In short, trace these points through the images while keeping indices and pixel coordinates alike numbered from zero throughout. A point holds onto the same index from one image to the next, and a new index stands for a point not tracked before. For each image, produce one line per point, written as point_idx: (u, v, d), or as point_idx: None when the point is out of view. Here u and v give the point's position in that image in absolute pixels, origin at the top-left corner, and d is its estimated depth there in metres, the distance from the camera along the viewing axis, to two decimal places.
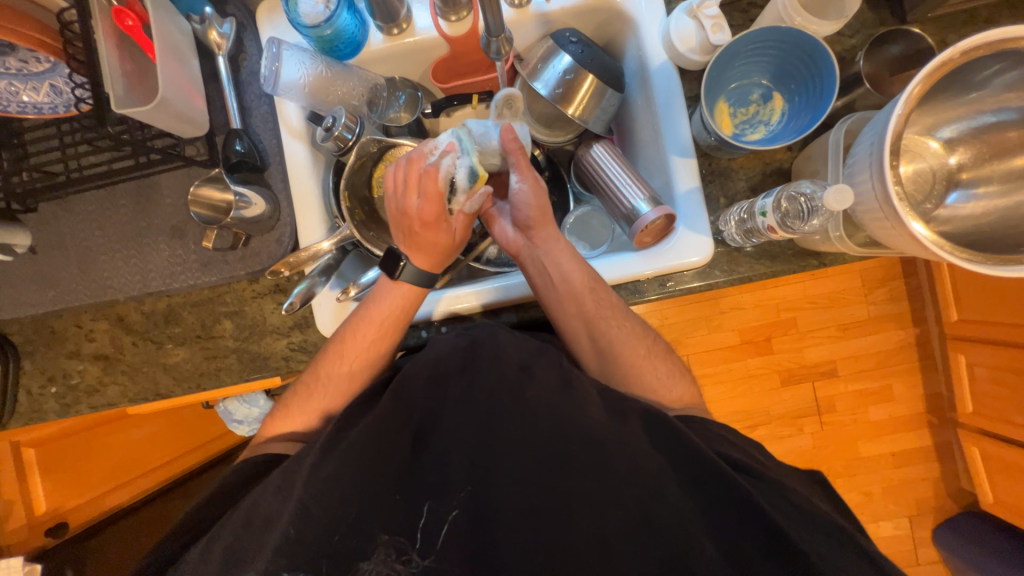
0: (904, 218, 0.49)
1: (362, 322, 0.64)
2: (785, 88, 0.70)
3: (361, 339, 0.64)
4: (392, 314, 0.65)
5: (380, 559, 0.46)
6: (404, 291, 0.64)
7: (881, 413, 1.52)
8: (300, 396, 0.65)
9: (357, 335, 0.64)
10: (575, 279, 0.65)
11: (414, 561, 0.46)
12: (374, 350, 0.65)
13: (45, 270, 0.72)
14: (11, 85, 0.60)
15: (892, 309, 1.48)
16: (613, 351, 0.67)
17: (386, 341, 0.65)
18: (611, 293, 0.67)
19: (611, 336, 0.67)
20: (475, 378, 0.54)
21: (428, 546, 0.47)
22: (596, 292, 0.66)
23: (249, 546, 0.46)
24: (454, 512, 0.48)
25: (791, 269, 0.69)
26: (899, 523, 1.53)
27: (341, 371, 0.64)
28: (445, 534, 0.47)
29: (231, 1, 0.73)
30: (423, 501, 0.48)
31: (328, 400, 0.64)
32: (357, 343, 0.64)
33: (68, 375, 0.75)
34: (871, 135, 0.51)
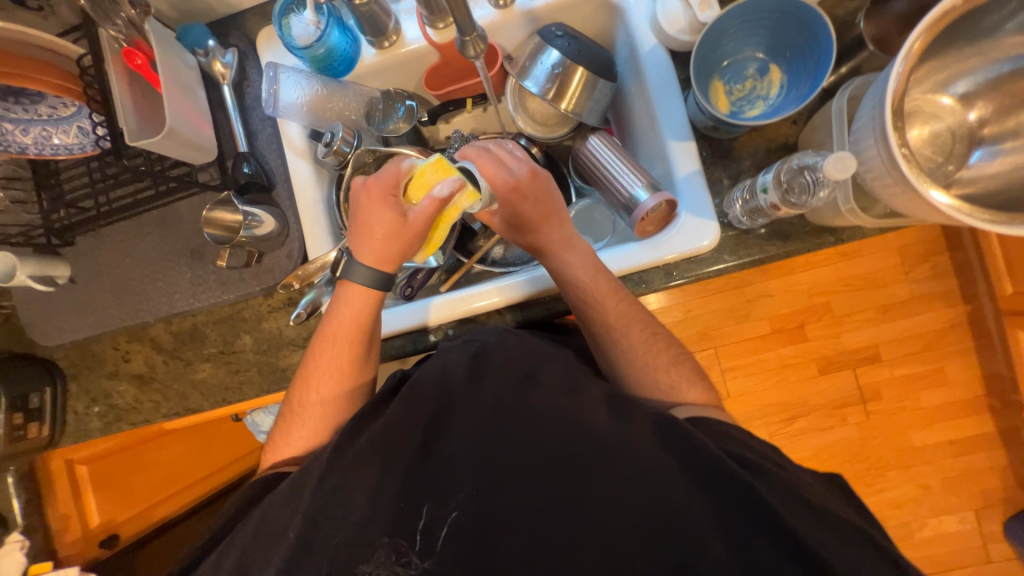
0: (916, 186, 0.46)
1: (329, 339, 0.64)
2: (781, 59, 0.68)
3: (329, 355, 0.64)
4: (352, 326, 0.64)
5: (382, 561, 0.46)
6: (365, 302, 0.64)
7: (933, 398, 1.41)
8: (283, 425, 0.65)
9: (323, 355, 0.64)
10: (585, 278, 0.64)
11: (414, 563, 0.46)
12: (349, 365, 0.64)
13: (83, 298, 0.77)
14: (44, 130, 0.66)
15: (938, 286, 1.38)
16: (621, 345, 0.66)
17: (357, 354, 0.65)
18: (615, 285, 0.66)
19: (621, 327, 0.65)
20: (476, 377, 0.54)
21: (428, 548, 0.47)
22: (600, 285, 0.64)
23: (261, 551, 0.47)
24: (454, 513, 0.48)
25: (806, 247, 0.65)
26: (964, 517, 1.41)
27: (316, 394, 0.64)
28: (445, 536, 0.47)
29: (234, 34, 0.78)
30: (423, 502, 0.48)
31: (311, 424, 0.63)
32: (325, 362, 0.64)
33: (109, 395, 0.80)
34: (871, 100, 0.49)
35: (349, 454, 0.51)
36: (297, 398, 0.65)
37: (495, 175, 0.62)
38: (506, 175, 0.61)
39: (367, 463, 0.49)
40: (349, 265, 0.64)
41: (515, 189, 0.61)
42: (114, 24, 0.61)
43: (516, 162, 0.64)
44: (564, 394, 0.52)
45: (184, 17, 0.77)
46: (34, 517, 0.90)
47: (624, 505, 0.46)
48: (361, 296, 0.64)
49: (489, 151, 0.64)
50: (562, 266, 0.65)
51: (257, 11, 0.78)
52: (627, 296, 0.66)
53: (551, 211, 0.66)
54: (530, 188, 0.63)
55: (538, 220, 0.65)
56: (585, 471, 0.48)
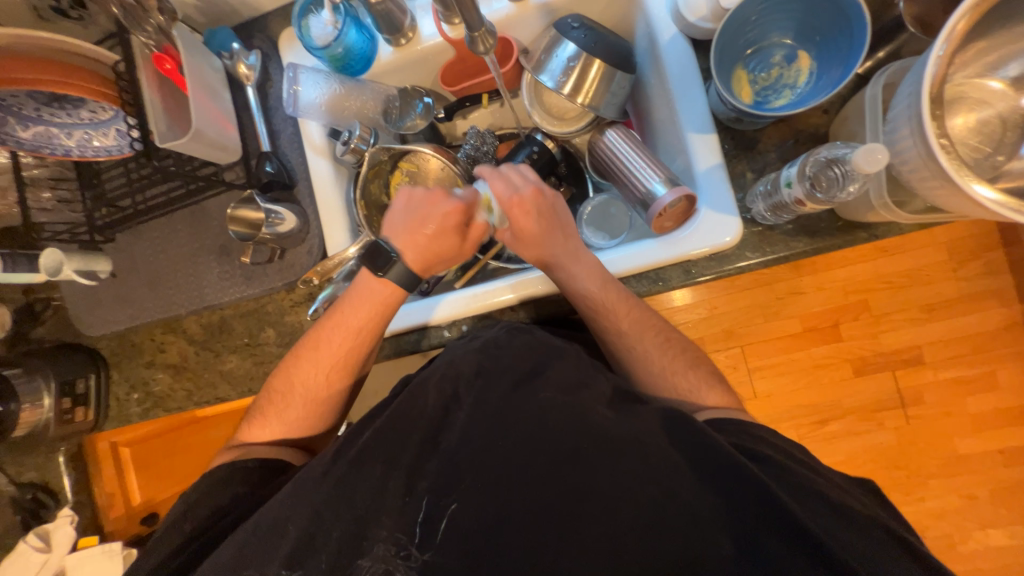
0: (959, 180, 0.43)
1: (336, 324, 0.66)
2: (811, 44, 0.64)
3: (336, 345, 0.66)
4: (364, 315, 0.66)
5: (380, 555, 0.48)
6: (383, 293, 0.66)
7: (981, 403, 1.32)
8: (277, 404, 0.67)
9: (330, 339, 0.66)
10: (592, 291, 0.64)
11: (414, 555, 0.48)
12: (355, 349, 0.67)
13: (123, 291, 0.82)
14: (86, 133, 0.70)
15: (989, 284, 1.28)
16: (636, 344, 0.64)
17: (362, 340, 0.67)
18: (624, 294, 0.65)
19: (636, 334, 0.64)
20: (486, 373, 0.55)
21: (428, 541, 0.48)
22: (608, 296, 0.64)
23: (274, 537, 0.49)
24: (454, 506, 0.48)
25: (835, 244, 0.62)
26: (1013, 531, 1.32)
27: (318, 375, 0.66)
28: (445, 529, 0.48)
29: (258, 36, 0.80)
30: (423, 494, 0.49)
31: (307, 404, 0.67)
32: (334, 346, 0.66)
33: (146, 383, 0.85)
34: (907, 87, 0.46)
35: (362, 445, 0.52)
36: (293, 378, 0.67)
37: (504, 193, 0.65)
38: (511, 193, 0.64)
39: (378, 454, 0.51)
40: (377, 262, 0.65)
41: (517, 205, 0.64)
42: (144, 30, 0.63)
43: (525, 180, 0.66)
44: (574, 392, 0.52)
45: (212, 21, 0.80)
46: (83, 494, 0.96)
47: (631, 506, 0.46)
48: (383, 287, 0.65)
49: (499, 172, 0.67)
50: (568, 278, 0.65)
51: (279, 13, 0.80)
52: (637, 304, 0.65)
53: (554, 225, 0.66)
54: (533, 204, 0.65)
55: (542, 237, 0.65)
56: (593, 470, 0.47)
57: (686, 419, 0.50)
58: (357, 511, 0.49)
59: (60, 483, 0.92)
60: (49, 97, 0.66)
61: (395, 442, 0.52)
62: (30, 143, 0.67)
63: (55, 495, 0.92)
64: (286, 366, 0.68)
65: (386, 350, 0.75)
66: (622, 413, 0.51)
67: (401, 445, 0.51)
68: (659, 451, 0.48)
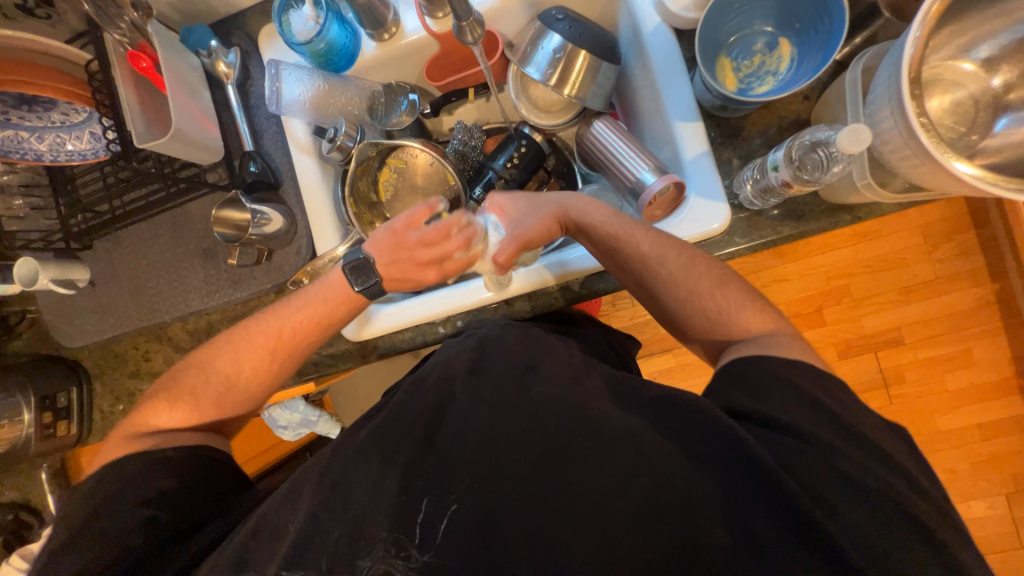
0: (939, 157, 0.45)
1: (299, 308, 0.66)
2: (791, 31, 0.66)
3: (290, 331, 0.66)
4: (329, 307, 0.66)
5: (380, 555, 0.47)
6: (352, 292, 0.66)
7: (960, 380, 1.37)
8: (198, 377, 0.66)
9: (280, 324, 0.66)
10: (613, 227, 0.64)
11: (414, 556, 0.46)
12: (309, 334, 0.67)
13: (103, 299, 0.80)
14: (58, 137, 0.68)
15: (963, 264, 1.33)
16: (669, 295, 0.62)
17: (319, 331, 0.67)
18: (646, 229, 0.63)
19: (667, 274, 0.61)
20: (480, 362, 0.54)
21: (428, 541, 0.47)
22: (628, 229, 0.63)
23: (269, 548, 0.48)
24: (454, 505, 0.47)
25: (820, 227, 0.63)
26: (994, 503, 1.36)
27: (252, 360, 0.66)
28: (445, 529, 0.46)
29: (236, 34, 0.79)
30: (423, 496, 0.48)
31: (226, 384, 0.66)
32: (284, 329, 0.66)
33: (132, 394, 0.83)
34: (887, 68, 0.48)
35: (356, 446, 0.51)
36: (217, 354, 0.66)
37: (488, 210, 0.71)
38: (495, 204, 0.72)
39: (378, 449, 0.51)
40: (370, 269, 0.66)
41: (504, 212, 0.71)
42: (118, 28, 0.62)
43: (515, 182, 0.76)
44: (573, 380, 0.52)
45: (187, 19, 0.78)
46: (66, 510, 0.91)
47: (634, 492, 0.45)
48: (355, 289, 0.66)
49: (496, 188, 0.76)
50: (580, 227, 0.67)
51: (258, 10, 0.78)
52: (661, 236, 0.62)
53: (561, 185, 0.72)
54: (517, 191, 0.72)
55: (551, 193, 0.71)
56: (595, 456, 0.47)
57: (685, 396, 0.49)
58: (354, 512, 0.48)
59: (43, 500, 0.88)
60: (17, 99, 0.64)
61: (394, 436, 0.52)
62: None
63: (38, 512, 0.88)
64: (215, 346, 0.67)
65: (381, 348, 0.74)
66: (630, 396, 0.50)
67: (398, 439, 0.51)
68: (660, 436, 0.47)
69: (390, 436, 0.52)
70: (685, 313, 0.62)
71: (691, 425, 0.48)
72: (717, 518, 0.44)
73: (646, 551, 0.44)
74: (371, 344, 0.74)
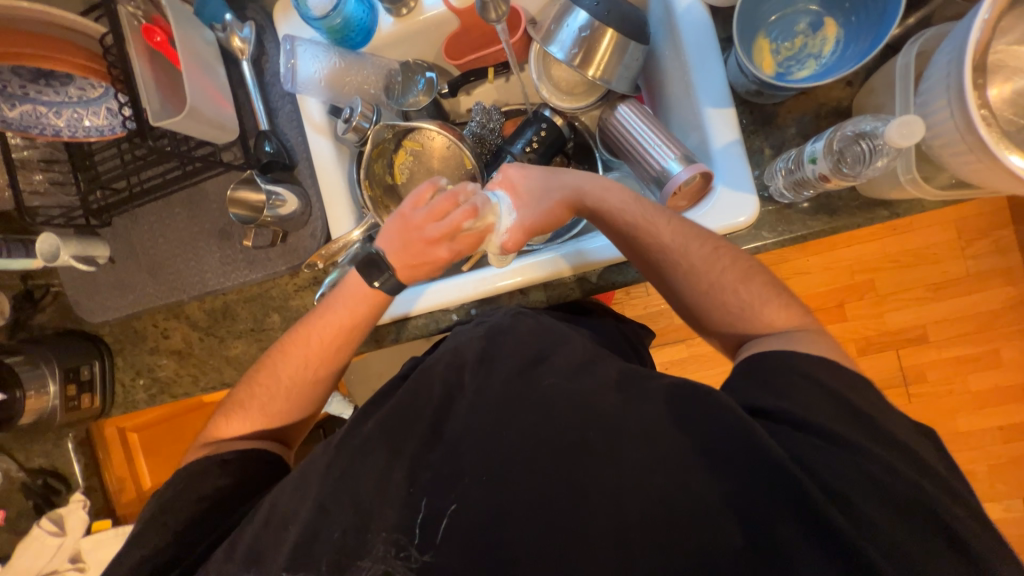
0: (998, 153, 0.41)
1: (320, 318, 0.65)
2: (837, 10, 0.61)
3: (316, 341, 0.64)
4: (344, 317, 0.64)
5: (380, 555, 0.47)
6: (365, 295, 0.64)
7: (985, 381, 1.32)
8: (253, 397, 0.65)
9: (306, 336, 0.65)
10: (656, 223, 0.60)
11: (414, 556, 0.47)
12: (336, 346, 0.65)
13: (123, 277, 0.80)
14: (75, 112, 0.67)
15: (999, 262, 1.27)
16: (697, 280, 0.59)
17: (339, 341, 0.65)
18: (692, 228, 0.60)
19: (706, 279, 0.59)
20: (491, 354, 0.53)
21: (428, 541, 0.47)
22: (672, 228, 0.60)
23: (283, 531, 0.49)
24: (454, 504, 0.47)
25: (855, 223, 0.60)
26: (1010, 506, 1.34)
27: (294, 377, 0.65)
28: (445, 528, 0.47)
29: (251, 7, 0.76)
30: (422, 496, 0.48)
31: (281, 403, 0.65)
32: (312, 341, 0.64)
33: (152, 369, 0.84)
34: (946, 53, 0.44)
35: (368, 434, 0.51)
36: (263, 371, 0.66)
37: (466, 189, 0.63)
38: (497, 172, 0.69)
39: (388, 441, 0.51)
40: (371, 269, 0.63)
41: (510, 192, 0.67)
42: (133, 1, 0.61)
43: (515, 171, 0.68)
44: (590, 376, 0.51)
45: None
46: (95, 478, 0.95)
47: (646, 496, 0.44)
48: (369, 291, 0.64)
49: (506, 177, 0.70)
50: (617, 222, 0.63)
51: None
52: (713, 240, 0.59)
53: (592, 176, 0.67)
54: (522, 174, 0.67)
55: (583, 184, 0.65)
56: (608, 455, 0.46)
57: (707, 394, 0.47)
58: (361, 501, 0.48)
59: (70, 468, 0.91)
60: (35, 74, 0.64)
61: (403, 427, 0.51)
62: (18, 124, 0.64)
63: (66, 479, 0.91)
64: (265, 361, 0.67)
65: (394, 334, 0.74)
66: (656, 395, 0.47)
67: (409, 429, 0.51)
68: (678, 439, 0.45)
69: (401, 425, 0.51)
70: (704, 309, 0.60)
71: (709, 424, 0.46)
72: (733, 523, 0.43)
73: (656, 551, 0.43)
74: (385, 329, 0.74)
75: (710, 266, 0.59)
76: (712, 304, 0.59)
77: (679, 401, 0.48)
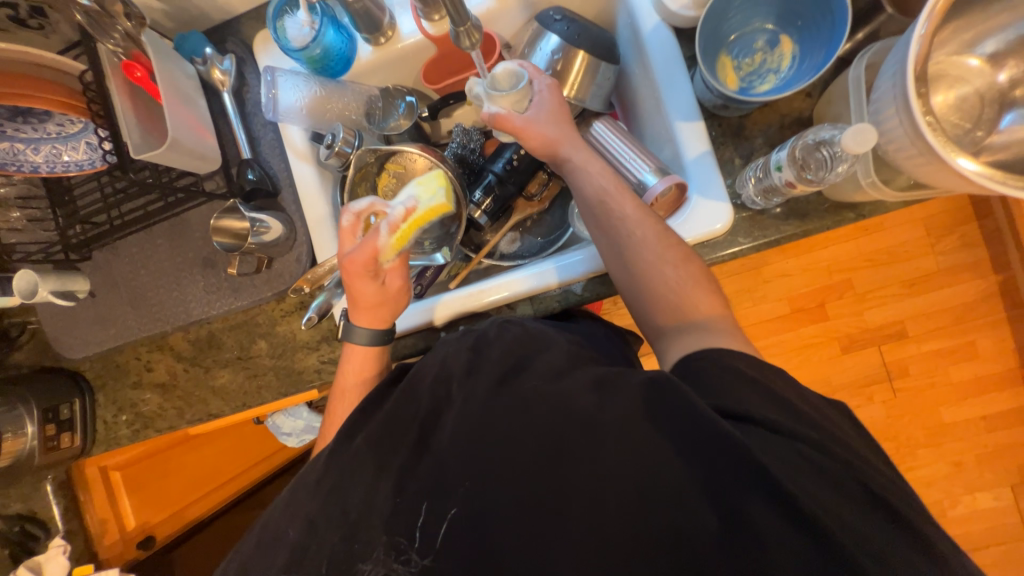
0: (945, 156, 0.44)
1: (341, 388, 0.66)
2: (792, 28, 0.65)
3: (342, 411, 0.64)
4: (357, 376, 0.65)
5: (379, 559, 0.47)
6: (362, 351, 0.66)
7: (965, 372, 1.36)
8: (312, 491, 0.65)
9: (336, 412, 0.65)
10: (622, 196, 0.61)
11: (413, 560, 0.47)
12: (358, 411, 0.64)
13: (104, 310, 0.79)
14: (54, 148, 0.67)
15: (967, 256, 1.32)
16: (645, 272, 0.58)
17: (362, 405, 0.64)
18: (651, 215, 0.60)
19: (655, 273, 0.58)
20: (480, 370, 0.54)
21: (426, 546, 0.47)
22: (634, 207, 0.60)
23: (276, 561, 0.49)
24: (453, 510, 0.47)
25: (825, 226, 0.63)
26: (999, 495, 1.36)
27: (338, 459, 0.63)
28: (445, 533, 0.46)
29: (231, 40, 0.78)
30: (421, 501, 0.48)
31: None
32: (339, 416, 0.64)
33: (135, 404, 0.83)
34: (891, 65, 0.47)
35: (360, 457, 0.51)
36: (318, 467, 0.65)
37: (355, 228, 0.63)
38: (518, 120, 0.63)
39: (376, 456, 0.51)
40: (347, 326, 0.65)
41: (551, 147, 0.65)
42: (112, 38, 0.61)
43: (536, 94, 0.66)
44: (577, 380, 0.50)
45: (181, 26, 0.77)
46: (75, 521, 0.91)
47: (641, 504, 0.43)
48: (359, 349, 0.66)
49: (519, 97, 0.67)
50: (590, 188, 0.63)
51: (252, 15, 0.78)
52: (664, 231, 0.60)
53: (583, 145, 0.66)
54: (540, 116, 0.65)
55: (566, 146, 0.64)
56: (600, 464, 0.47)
57: (677, 392, 0.45)
58: (351, 519, 0.49)
59: (49, 512, 0.87)
60: (12, 111, 0.64)
61: (393, 444, 0.52)
62: None
63: (46, 524, 0.87)
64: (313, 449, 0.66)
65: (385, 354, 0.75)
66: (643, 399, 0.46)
67: (401, 449, 0.51)
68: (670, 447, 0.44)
69: (391, 444, 0.52)
70: (660, 310, 0.58)
71: (681, 423, 0.44)
72: None
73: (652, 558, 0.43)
74: None
75: (653, 260, 0.58)
76: (656, 300, 0.58)
77: (653, 403, 0.46)
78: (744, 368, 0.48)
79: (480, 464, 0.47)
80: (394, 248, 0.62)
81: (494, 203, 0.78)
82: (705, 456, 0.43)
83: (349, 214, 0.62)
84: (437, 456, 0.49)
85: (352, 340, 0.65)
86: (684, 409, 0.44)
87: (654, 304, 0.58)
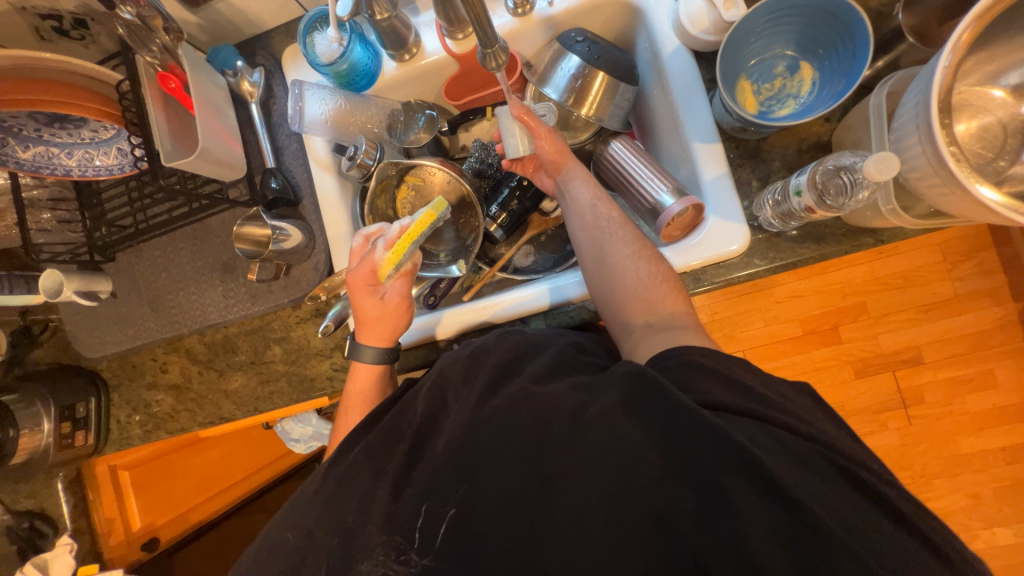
0: (966, 183, 0.44)
1: (346, 404, 0.66)
2: (813, 56, 0.66)
3: (349, 419, 0.65)
4: (360, 394, 0.66)
5: (379, 559, 0.47)
6: (366, 370, 0.67)
7: (983, 402, 1.33)
8: None
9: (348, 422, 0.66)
10: (595, 203, 0.68)
11: (413, 561, 0.46)
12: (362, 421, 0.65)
13: (124, 311, 0.81)
14: (87, 152, 0.69)
15: (985, 283, 1.30)
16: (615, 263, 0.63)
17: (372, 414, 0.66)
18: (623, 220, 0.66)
19: (623, 270, 0.62)
20: (477, 378, 0.54)
21: (427, 548, 0.46)
22: (601, 211, 0.67)
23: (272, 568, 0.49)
24: (452, 510, 0.47)
25: (841, 250, 0.62)
26: (1018, 530, 1.31)
27: None
28: (445, 534, 0.46)
29: (260, 53, 0.81)
30: (421, 502, 0.48)
31: None
32: (347, 425, 0.65)
33: (148, 405, 0.84)
34: (914, 93, 0.47)
35: (356, 461, 0.51)
36: None
37: (360, 254, 0.66)
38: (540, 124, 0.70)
39: (372, 462, 0.51)
40: (355, 345, 0.66)
41: (559, 162, 0.71)
42: (149, 50, 0.63)
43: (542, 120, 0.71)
44: (577, 391, 0.50)
45: (214, 39, 0.81)
46: (83, 519, 0.91)
47: (636, 525, 0.42)
48: (366, 367, 0.66)
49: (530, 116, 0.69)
50: (570, 196, 0.70)
51: (282, 31, 0.81)
52: (642, 239, 0.64)
53: (562, 151, 0.70)
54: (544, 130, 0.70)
55: (553, 158, 0.70)
56: None
57: (657, 388, 0.45)
58: (346, 526, 0.48)
59: (58, 510, 0.88)
60: (51, 118, 0.66)
61: (388, 449, 0.52)
62: (29, 164, 0.65)
63: (54, 521, 0.88)
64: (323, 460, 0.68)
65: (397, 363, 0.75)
66: (635, 410, 0.46)
67: (398, 460, 0.51)
68: (663, 462, 0.43)
69: (387, 452, 0.52)
70: (639, 316, 0.60)
71: (664, 420, 0.44)
72: None
73: None
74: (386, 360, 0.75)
75: (627, 258, 0.62)
76: (623, 296, 0.61)
77: (634, 400, 0.47)
78: (758, 392, 0.48)
79: (482, 476, 0.47)
80: (388, 263, 0.62)
81: (509, 217, 0.79)
82: (697, 472, 0.42)
83: (358, 236, 0.66)
84: (431, 463, 0.49)
85: (358, 355, 0.66)
86: (687, 433, 0.43)
87: (624, 303, 0.62)
